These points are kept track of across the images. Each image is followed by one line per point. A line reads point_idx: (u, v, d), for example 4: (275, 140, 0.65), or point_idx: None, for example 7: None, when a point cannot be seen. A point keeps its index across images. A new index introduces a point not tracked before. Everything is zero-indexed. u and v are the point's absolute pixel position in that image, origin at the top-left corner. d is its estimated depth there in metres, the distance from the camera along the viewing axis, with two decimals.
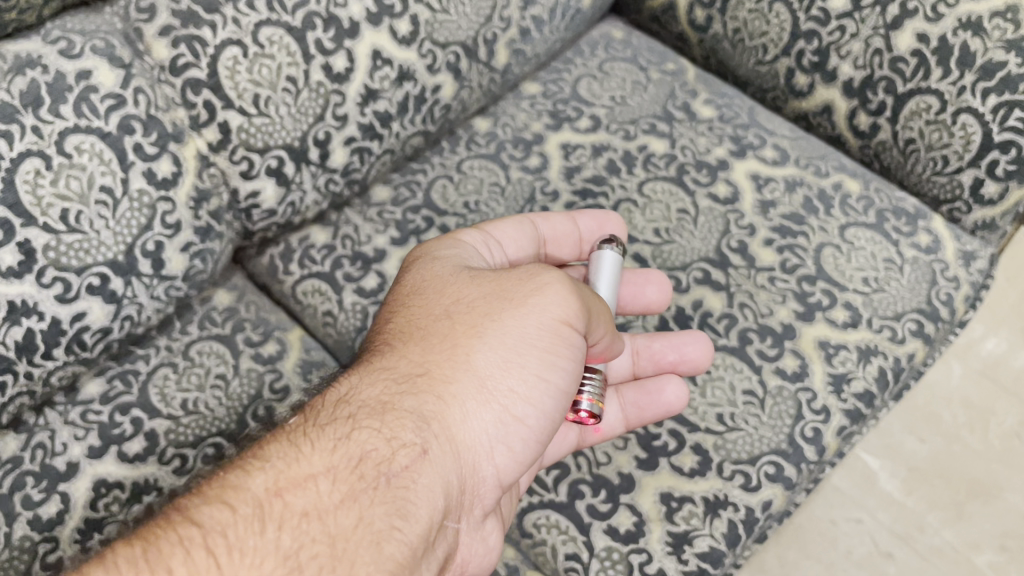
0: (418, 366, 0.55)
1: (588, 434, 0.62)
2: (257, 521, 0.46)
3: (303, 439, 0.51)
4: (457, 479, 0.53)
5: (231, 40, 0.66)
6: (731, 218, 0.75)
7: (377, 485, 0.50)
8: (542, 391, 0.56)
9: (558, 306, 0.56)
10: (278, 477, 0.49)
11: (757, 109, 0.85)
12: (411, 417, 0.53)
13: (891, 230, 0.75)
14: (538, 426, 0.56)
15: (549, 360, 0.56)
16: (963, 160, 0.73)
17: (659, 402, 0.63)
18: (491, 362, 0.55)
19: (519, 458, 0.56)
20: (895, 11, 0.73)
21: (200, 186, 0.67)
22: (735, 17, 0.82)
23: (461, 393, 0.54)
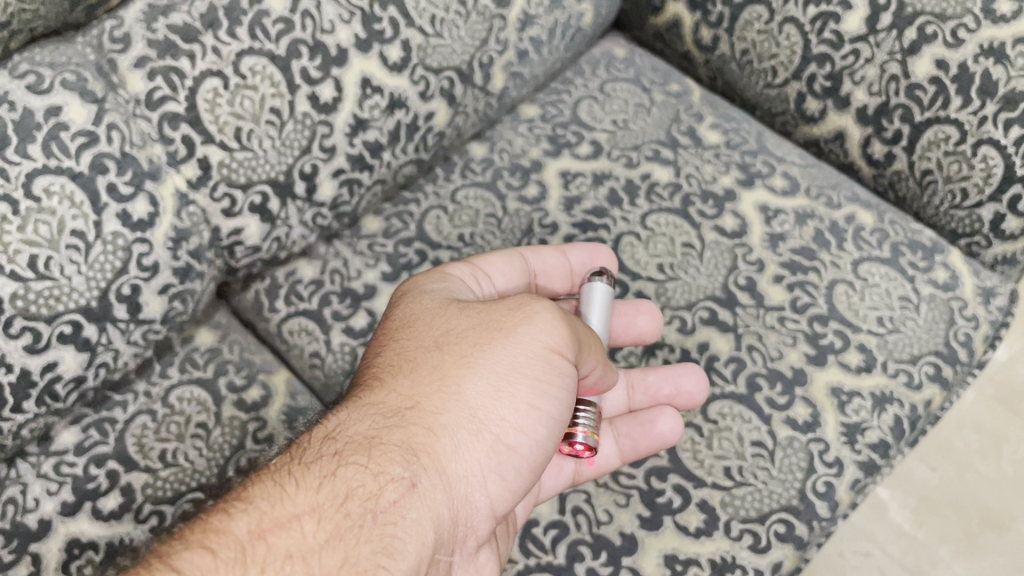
0: (406, 398, 0.52)
1: (581, 469, 0.60)
2: (238, 564, 0.43)
3: (287, 478, 0.48)
4: (448, 514, 0.50)
5: (211, 72, 0.62)
6: (738, 253, 0.72)
7: (366, 523, 0.46)
8: (533, 420, 0.53)
9: (549, 333, 0.53)
10: (261, 519, 0.45)
11: (765, 133, 0.81)
12: (399, 451, 0.49)
13: (906, 266, 0.72)
14: (530, 456, 0.53)
15: (538, 389, 0.53)
16: (983, 194, 0.69)
17: (654, 434, 0.61)
18: (480, 394, 0.52)
19: (512, 490, 0.53)
20: (912, 36, 0.69)
21: (178, 226, 0.63)
22: (743, 38, 0.78)
23: (450, 424, 0.51)
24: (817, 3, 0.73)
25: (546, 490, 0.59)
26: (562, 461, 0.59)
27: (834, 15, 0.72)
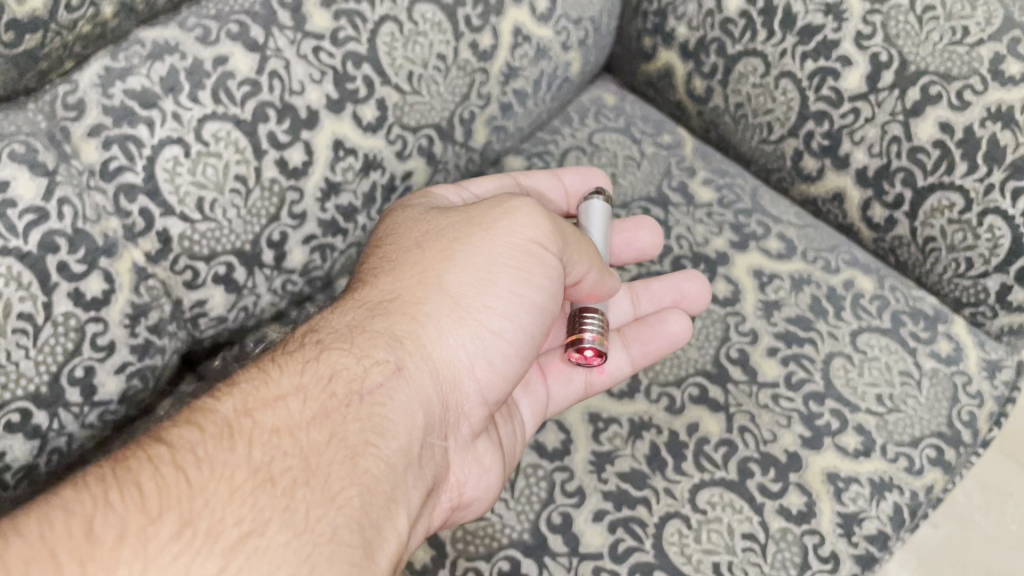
0: (390, 294, 0.56)
1: (592, 380, 0.63)
2: (227, 437, 0.46)
3: (274, 369, 0.52)
4: (435, 397, 0.54)
5: (170, 139, 0.59)
6: (731, 322, 0.68)
7: (351, 402, 0.50)
8: (516, 306, 0.57)
9: (526, 227, 0.58)
10: (247, 399, 0.49)
11: (760, 189, 0.77)
12: (383, 340, 0.54)
13: (908, 337, 0.68)
14: (515, 341, 0.57)
15: (521, 275, 0.57)
16: (989, 265, 0.66)
17: (664, 334, 0.65)
18: (461, 283, 0.56)
19: (501, 374, 0.57)
20: (915, 96, 0.66)
21: (136, 302, 0.59)
22: (738, 91, 0.74)
23: (433, 312, 0.55)
24: (815, 58, 0.69)
25: (554, 401, 0.63)
26: (572, 370, 0.63)
27: (833, 71, 0.69)
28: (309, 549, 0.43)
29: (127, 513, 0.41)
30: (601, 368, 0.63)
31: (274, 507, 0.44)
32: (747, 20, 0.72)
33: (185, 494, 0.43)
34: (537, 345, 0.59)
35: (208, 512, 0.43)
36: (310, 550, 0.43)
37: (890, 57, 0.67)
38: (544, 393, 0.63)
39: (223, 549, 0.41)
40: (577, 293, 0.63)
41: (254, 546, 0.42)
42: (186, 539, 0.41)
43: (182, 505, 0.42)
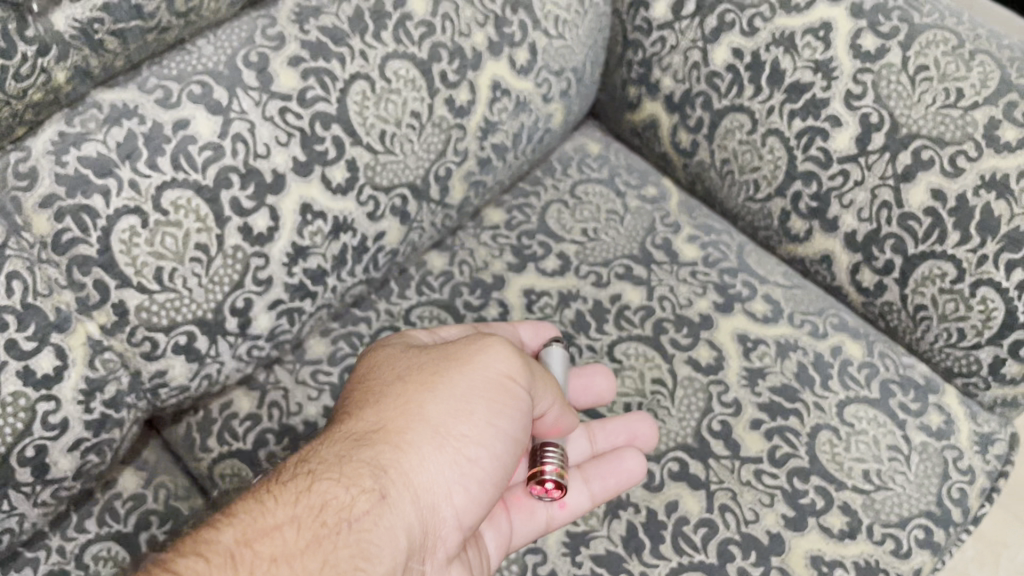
0: (371, 424, 0.53)
1: (554, 515, 0.59)
2: (228, 569, 0.45)
3: (268, 493, 0.49)
4: (416, 528, 0.50)
5: (127, 209, 0.57)
6: (713, 392, 0.66)
7: (339, 531, 0.48)
8: (494, 436, 0.53)
9: (503, 361, 0.55)
10: (247, 528, 0.47)
11: (747, 247, 0.75)
12: (365, 468, 0.50)
13: (897, 409, 0.66)
14: (492, 471, 0.53)
15: (497, 407, 0.53)
16: (982, 337, 0.63)
17: (623, 471, 0.60)
18: (440, 411, 0.53)
19: (480, 503, 0.53)
20: (906, 161, 0.63)
21: (91, 376, 0.57)
22: (724, 147, 0.72)
23: (412, 441, 0.52)
24: (803, 117, 0.67)
25: (517, 536, 0.58)
26: (532, 506, 0.58)
27: (822, 131, 0.67)
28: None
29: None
30: (558, 503, 0.59)
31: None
32: (733, 75, 0.70)
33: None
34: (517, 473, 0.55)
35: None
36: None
37: (880, 118, 0.64)
38: (507, 525, 0.58)
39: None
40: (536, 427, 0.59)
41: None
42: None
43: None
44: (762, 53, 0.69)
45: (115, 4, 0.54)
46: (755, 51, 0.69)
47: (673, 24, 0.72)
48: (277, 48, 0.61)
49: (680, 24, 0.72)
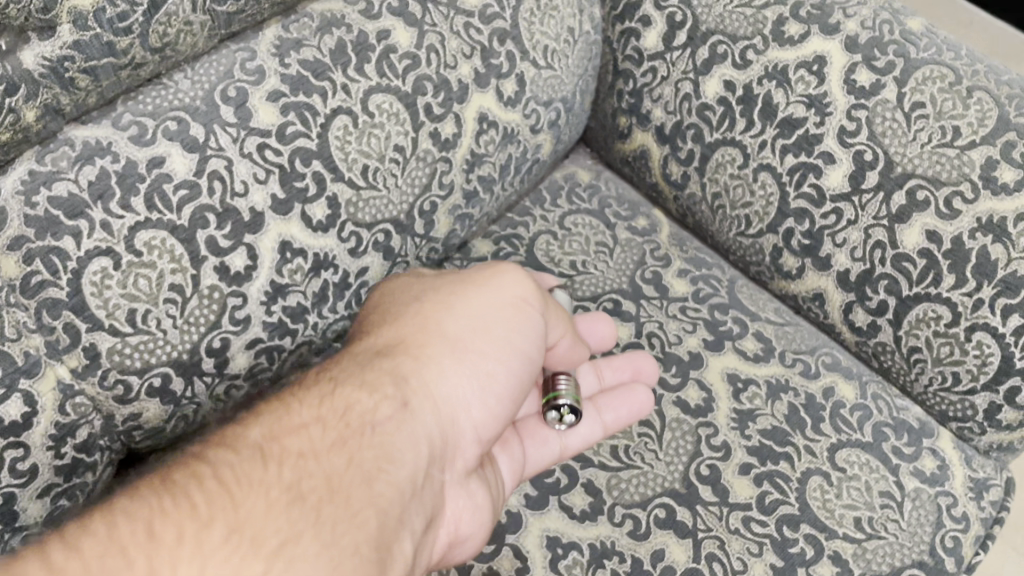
0: (390, 343, 0.56)
1: (567, 442, 0.61)
2: (259, 458, 0.45)
3: (289, 401, 0.50)
4: (437, 435, 0.52)
5: (99, 250, 0.55)
6: (702, 435, 0.64)
7: (363, 433, 0.49)
8: (510, 353, 0.56)
9: (517, 284, 0.59)
10: (272, 426, 0.48)
11: (738, 282, 0.74)
12: (387, 377, 0.53)
13: (890, 453, 0.64)
14: (509, 386, 0.56)
15: (513, 326, 0.57)
16: (977, 382, 0.62)
17: (635, 401, 0.63)
18: (459, 328, 0.56)
19: (497, 418, 0.56)
20: (901, 201, 0.62)
21: (61, 421, 0.55)
22: (715, 180, 0.71)
23: (432, 356, 0.55)
24: (796, 153, 0.66)
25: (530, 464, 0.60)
26: (546, 433, 0.61)
27: (815, 167, 0.65)
28: (340, 563, 0.42)
29: (181, 521, 0.40)
30: (573, 431, 0.61)
31: (307, 520, 0.43)
32: (725, 107, 0.69)
33: (229, 504, 0.42)
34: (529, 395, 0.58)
35: (252, 521, 0.42)
36: (341, 564, 0.42)
37: (875, 156, 0.63)
38: (522, 453, 0.60)
39: (268, 553, 0.41)
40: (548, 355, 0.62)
41: (293, 554, 0.41)
42: (235, 543, 0.40)
43: (227, 512, 0.42)
44: (755, 86, 0.67)
45: (85, 41, 0.52)
46: (747, 84, 0.67)
47: (663, 54, 0.71)
48: (256, 83, 0.60)
49: (671, 56, 0.71)
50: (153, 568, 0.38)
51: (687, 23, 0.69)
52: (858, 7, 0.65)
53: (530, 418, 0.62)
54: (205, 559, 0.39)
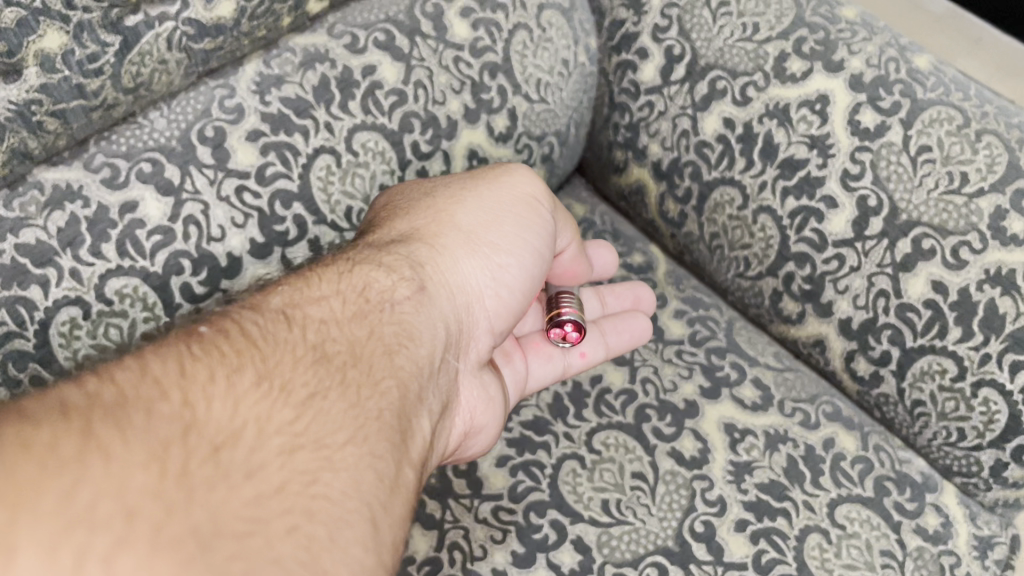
0: (405, 232, 0.58)
1: (570, 362, 0.66)
2: (282, 320, 0.46)
3: (310, 274, 0.51)
4: (452, 321, 0.55)
5: (68, 299, 0.53)
6: (697, 488, 0.61)
7: (381, 310, 0.51)
8: (520, 248, 0.59)
9: (529, 183, 0.61)
10: (293, 295, 0.48)
11: (736, 324, 0.71)
12: (404, 263, 0.55)
13: (892, 509, 0.61)
14: (518, 280, 0.59)
15: (524, 223, 0.60)
16: (983, 438, 0.59)
17: (638, 325, 0.67)
18: (471, 220, 0.59)
19: (507, 308, 0.59)
20: (906, 249, 0.59)
21: None
22: (713, 220, 0.69)
23: (446, 245, 0.57)
24: (797, 196, 0.63)
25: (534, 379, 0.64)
26: (551, 351, 0.65)
27: (817, 212, 0.63)
28: (364, 424, 0.43)
29: (213, 365, 0.40)
30: (577, 350, 0.65)
31: (332, 380, 0.44)
32: (724, 145, 0.67)
33: (259, 358, 0.42)
34: (535, 292, 0.61)
35: (281, 372, 0.42)
36: (364, 424, 0.43)
37: (879, 202, 0.60)
38: (527, 368, 0.64)
39: (297, 402, 0.41)
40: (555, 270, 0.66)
41: (319, 408, 0.41)
42: (268, 388, 0.40)
43: (257, 362, 0.41)
44: (755, 125, 0.65)
45: (54, 83, 0.50)
46: (747, 122, 0.65)
47: (660, 89, 0.69)
48: (235, 122, 0.57)
49: (669, 90, 0.69)
50: (190, 401, 0.37)
51: (686, 57, 0.68)
52: (863, 44, 0.63)
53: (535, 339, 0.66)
54: (239, 398, 0.39)
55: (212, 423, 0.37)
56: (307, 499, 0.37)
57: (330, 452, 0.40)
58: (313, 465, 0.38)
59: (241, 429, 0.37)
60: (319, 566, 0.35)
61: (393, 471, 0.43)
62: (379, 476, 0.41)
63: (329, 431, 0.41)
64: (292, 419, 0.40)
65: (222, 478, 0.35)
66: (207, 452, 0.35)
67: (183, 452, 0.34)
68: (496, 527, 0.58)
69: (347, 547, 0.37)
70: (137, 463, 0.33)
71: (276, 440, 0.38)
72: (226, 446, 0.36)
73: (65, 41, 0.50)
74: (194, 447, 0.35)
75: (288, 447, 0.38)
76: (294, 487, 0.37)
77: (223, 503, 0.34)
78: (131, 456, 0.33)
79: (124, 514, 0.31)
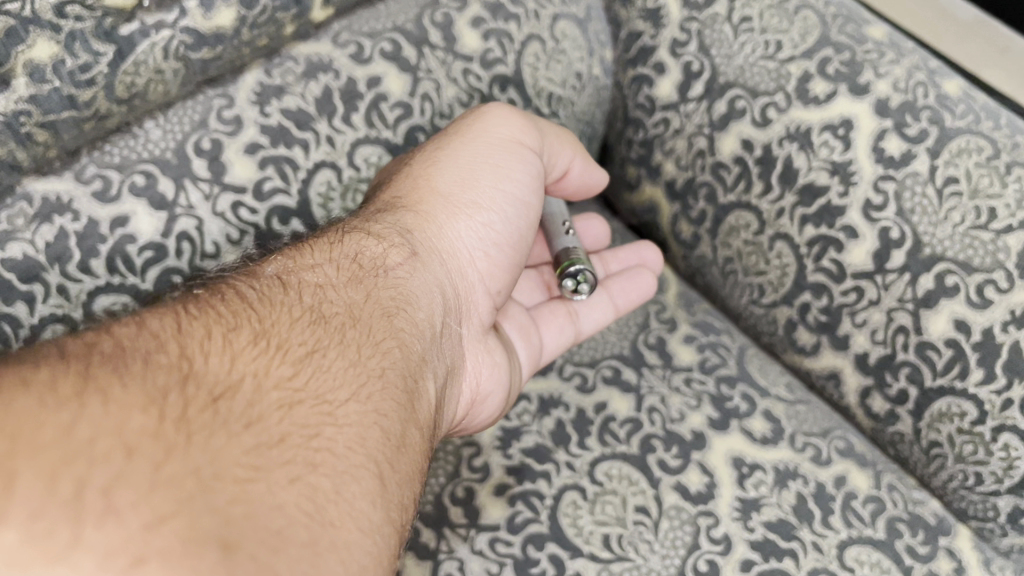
0: (393, 197, 0.55)
1: (580, 327, 0.67)
2: (277, 283, 0.42)
3: (302, 245, 0.47)
4: (449, 283, 0.52)
5: (54, 316, 0.51)
6: (702, 525, 0.58)
7: (378, 274, 0.47)
8: (501, 200, 0.57)
9: (506, 126, 0.58)
10: (286, 263, 0.44)
11: (748, 351, 0.69)
12: (395, 229, 0.51)
13: (903, 552, 0.58)
14: (503, 234, 0.57)
15: (500, 172, 0.57)
16: (1001, 484, 0.57)
17: (642, 284, 0.68)
18: (447, 182, 0.56)
19: (499, 266, 0.57)
20: (929, 284, 0.57)
21: None
22: (727, 245, 0.67)
23: (432, 211, 0.54)
24: (816, 223, 0.61)
25: (548, 350, 0.65)
26: (562, 325, 0.65)
27: (836, 241, 0.61)
28: (366, 382, 0.39)
29: (209, 324, 0.36)
30: (586, 319, 0.67)
31: (331, 339, 0.40)
32: (741, 167, 0.64)
33: (255, 318, 0.38)
34: (527, 246, 0.59)
35: (278, 330, 0.38)
36: (366, 381, 0.39)
37: (902, 234, 0.58)
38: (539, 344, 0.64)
39: (296, 359, 0.37)
40: (567, 184, 0.65)
41: (320, 364, 0.38)
42: (263, 347, 0.37)
43: (252, 322, 0.38)
44: (775, 147, 0.63)
45: (43, 94, 0.48)
46: (767, 144, 0.63)
47: (677, 105, 0.67)
48: (233, 133, 0.55)
49: (686, 107, 0.67)
50: (184, 358, 0.34)
51: (705, 74, 0.65)
52: (891, 66, 0.60)
53: (543, 307, 0.66)
54: (235, 354, 0.35)
55: (209, 374, 0.33)
56: (309, 451, 0.33)
57: (332, 408, 0.36)
58: (314, 419, 0.35)
59: (239, 381, 0.34)
60: (323, 517, 0.32)
61: (400, 429, 0.39)
62: (384, 432, 0.38)
63: (331, 386, 0.37)
64: (291, 374, 0.36)
65: (220, 425, 0.31)
66: (204, 401, 0.32)
67: (181, 401, 0.31)
68: (493, 559, 0.56)
69: (353, 500, 0.34)
70: (134, 406, 0.30)
71: (275, 395, 0.35)
72: (225, 397, 0.33)
73: (55, 52, 0.48)
74: (192, 396, 0.32)
75: (287, 401, 0.35)
76: (296, 439, 0.33)
77: (224, 448, 0.31)
78: (129, 399, 0.30)
79: (121, 452, 0.28)
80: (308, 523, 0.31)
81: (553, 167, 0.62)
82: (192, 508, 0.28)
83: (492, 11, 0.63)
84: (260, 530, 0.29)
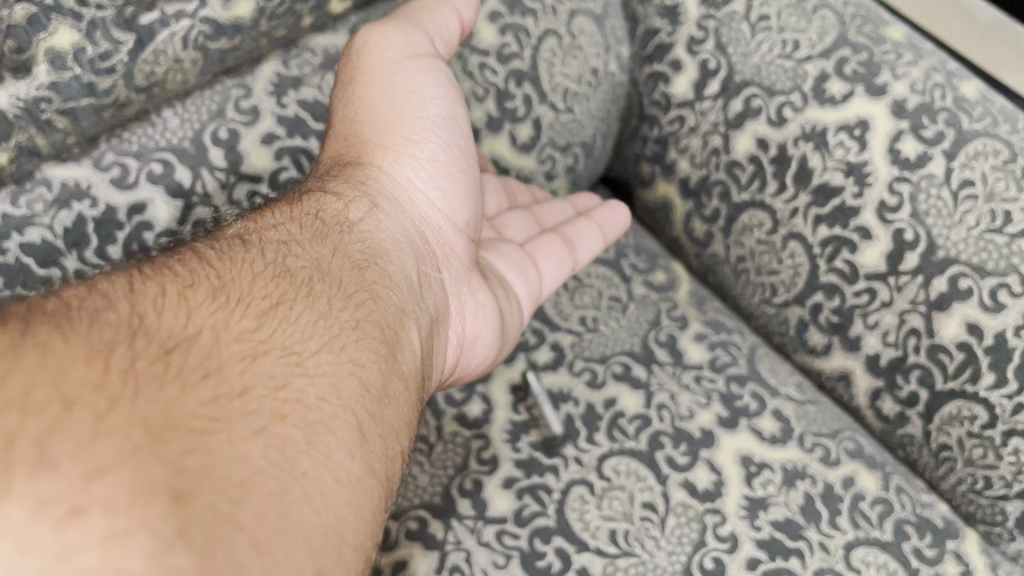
0: (340, 157, 0.53)
1: (576, 257, 0.65)
2: (238, 241, 0.40)
3: (264, 209, 0.45)
4: (421, 239, 0.52)
5: None
6: (709, 522, 0.58)
7: (344, 230, 0.46)
8: (427, 128, 0.53)
9: (392, 42, 0.52)
10: (247, 225, 0.43)
11: (758, 350, 0.69)
12: (355, 187, 0.50)
13: (910, 554, 0.58)
14: (449, 163, 0.54)
15: (410, 91, 0.52)
16: (1010, 488, 0.57)
17: (620, 212, 0.69)
18: (378, 126, 0.53)
19: (458, 200, 0.55)
20: (942, 288, 0.57)
21: None
22: (740, 243, 0.67)
23: (379, 164, 0.52)
24: (830, 224, 0.61)
25: (549, 281, 0.63)
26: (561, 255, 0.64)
27: (849, 242, 0.61)
28: (339, 334, 0.38)
29: (165, 281, 0.34)
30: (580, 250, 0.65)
31: (299, 292, 0.39)
32: (756, 167, 0.64)
33: (214, 274, 0.36)
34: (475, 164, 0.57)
35: (240, 283, 0.37)
36: (339, 333, 0.38)
37: (916, 236, 0.58)
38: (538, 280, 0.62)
39: (259, 312, 0.36)
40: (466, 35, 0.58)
41: (286, 316, 0.36)
42: (223, 299, 0.35)
43: (212, 277, 0.36)
44: (790, 147, 0.62)
45: (64, 82, 0.49)
46: (782, 144, 0.63)
47: (692, 103, 0.67)
48: (250, 123, 0.56)
49: (701, 105, 0.67)
50: (136, 313, 0.31)
51: (721, 72, 0.65)
52: (909, 67, 0.59)
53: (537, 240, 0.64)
54: (193, 308, 0.33)
55: (162, 328, 0.31)
56: (275, 402, 0.32)
57: (301, 359, 0.35)
58: (280, 369, 0.33)
59: (195, 334, 0.32)
60: (293, 468, 0.31)
61: (379, 381, 0.39)
62: (361, 382, 0.37)
63: (297, 337, 0.36)
64: (254, 326, 0.34)
65: (173, 377, 0.29)
66: (156, 354, 0.30)
67: (129, 352, 0.29)
68: (499, 551, 0.56)
69: (326, 451, 0.33)
70: (76, 359, 0.27)
71: (237, 347, 0.33)
72: (179, 349, 0.31)
73: (76, 40, 0.48)
74: (143, 349, 0.29)
75: (250, 352, 0.33)
76: (260, 390, 0.32)
77: (177, 401, 0.29)
78: (70, 351, 0.27)
79: (57, 404, 0.25)
80: (275, 474, 0.30)
81: (447, 45, 0.56)
82: (138, 462, 0.26)
83: (509, 5, 0.63)
84: (215, 480, 0.27)
